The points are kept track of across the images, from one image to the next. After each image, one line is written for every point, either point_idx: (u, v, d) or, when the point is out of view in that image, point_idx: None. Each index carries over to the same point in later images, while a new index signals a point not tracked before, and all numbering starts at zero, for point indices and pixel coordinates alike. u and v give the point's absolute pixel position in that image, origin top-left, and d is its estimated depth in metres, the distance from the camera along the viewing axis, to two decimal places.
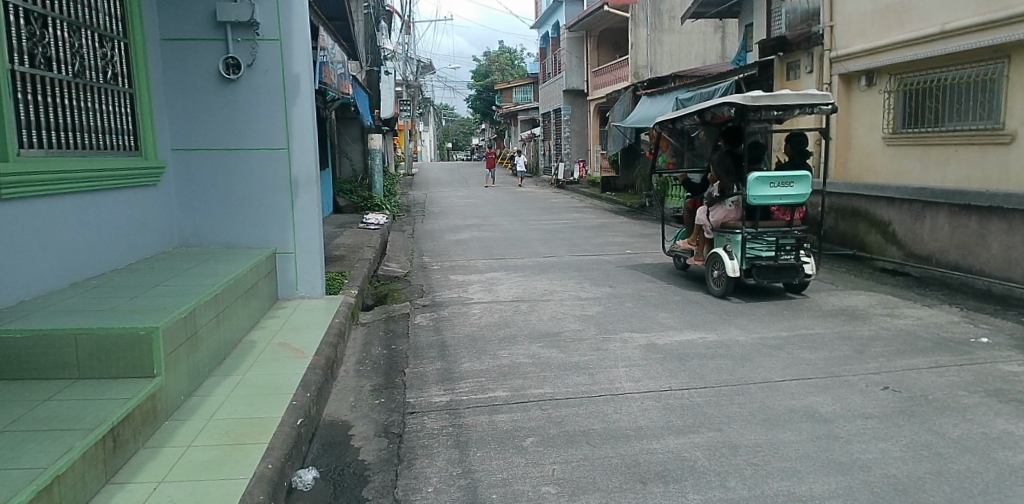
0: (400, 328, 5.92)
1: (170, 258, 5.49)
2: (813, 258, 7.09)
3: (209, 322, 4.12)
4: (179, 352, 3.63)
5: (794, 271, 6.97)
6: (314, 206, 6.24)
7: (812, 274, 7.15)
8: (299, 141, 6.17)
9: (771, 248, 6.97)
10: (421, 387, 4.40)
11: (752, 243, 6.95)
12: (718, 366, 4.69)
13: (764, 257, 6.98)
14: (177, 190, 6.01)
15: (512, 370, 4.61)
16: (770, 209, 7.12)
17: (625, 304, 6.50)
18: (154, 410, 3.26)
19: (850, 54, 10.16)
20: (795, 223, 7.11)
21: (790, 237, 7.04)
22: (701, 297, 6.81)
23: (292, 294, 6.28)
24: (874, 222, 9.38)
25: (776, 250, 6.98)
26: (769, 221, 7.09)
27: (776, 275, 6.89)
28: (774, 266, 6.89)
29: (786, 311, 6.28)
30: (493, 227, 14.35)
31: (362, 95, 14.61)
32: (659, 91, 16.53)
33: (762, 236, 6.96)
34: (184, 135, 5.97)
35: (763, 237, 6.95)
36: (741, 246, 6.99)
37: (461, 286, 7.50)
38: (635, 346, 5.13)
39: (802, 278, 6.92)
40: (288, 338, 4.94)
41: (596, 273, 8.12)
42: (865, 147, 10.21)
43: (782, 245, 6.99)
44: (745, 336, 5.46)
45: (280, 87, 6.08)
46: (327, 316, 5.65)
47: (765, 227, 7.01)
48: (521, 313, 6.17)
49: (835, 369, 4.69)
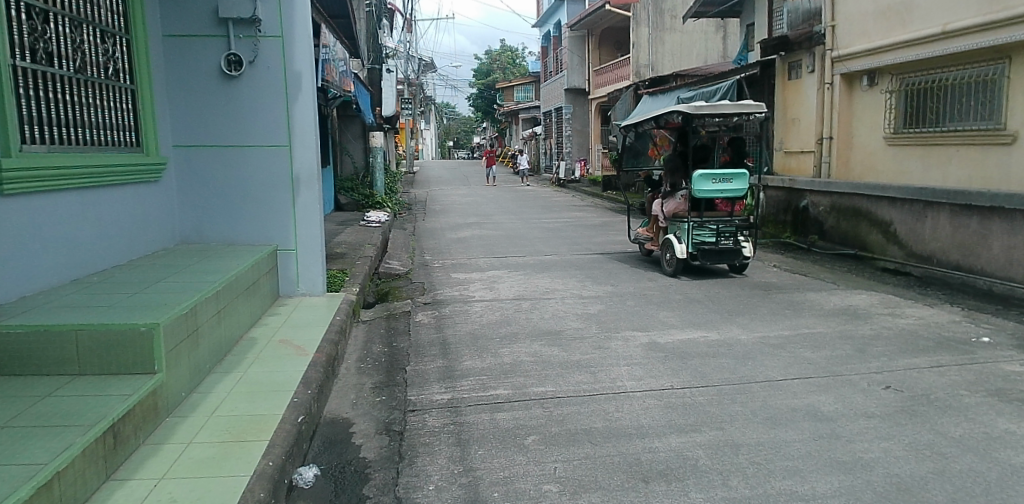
0: (401, 326, 5.91)
1: (172, 254, 5.48)
2: (752, 242, 8.16)
3: (210, 318, 4.12)
4: (180, 349, 3.62)
5: (734, 254, 8.09)
6: (316, 204, 6.23)
7: (751, 256, 8.24)
8: (300, 138, 6.15)
9: (714, 234, 8.10)
10: (422, 385, 4.39)
11: (697, 229, 8.10)
12: (720, 365, 4.68)
13: (707, 243, 8.10)
14: (178, 186, 6.01)
15: (513, 368, 4.60)
16: (714, 201, 8.30)
17: (626, 303, 6.47)
18: (155, 406, 3.26)
19: (852, 53, 10.14)
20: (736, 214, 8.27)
21: (730, 225, 8.16)
22: (703, 296, 6.79)
23: (293, 291, 6.27)
24: (875, 221, 9.38)
25: (717, 236, 8.10)
26: (714, 212, 8.29)
27: (717, 258, 8.00)
28: (715, 250, 8.02)
29: (787, 310, 6.28)
30: (494, 225, 14.33)
31: (363, 93, 14.41)
32: (660, 91, 16.51)
33: (706, 223, 8.10)
34: (186, 131, 5.96)
35: (706, 224, 8.09)
36: (687, 232, 8.16)
37: (462, 284, 7.50)
38: (637, 345, 5.12)
39: (741, 259, 7.99)
40: (289, 335, 4.93)
41: (597, 272, 8.11)
42: (867, 147, 10.19)
43: (723, 232, 8.13)
44: (747, 335, 5.44)
45: (282, 84, 6.07)
46: (328, 313, 5.65)
47: (709, 216, 8.19)
48: (522, 311, 6.16)
49: (837, 369, 4.68)
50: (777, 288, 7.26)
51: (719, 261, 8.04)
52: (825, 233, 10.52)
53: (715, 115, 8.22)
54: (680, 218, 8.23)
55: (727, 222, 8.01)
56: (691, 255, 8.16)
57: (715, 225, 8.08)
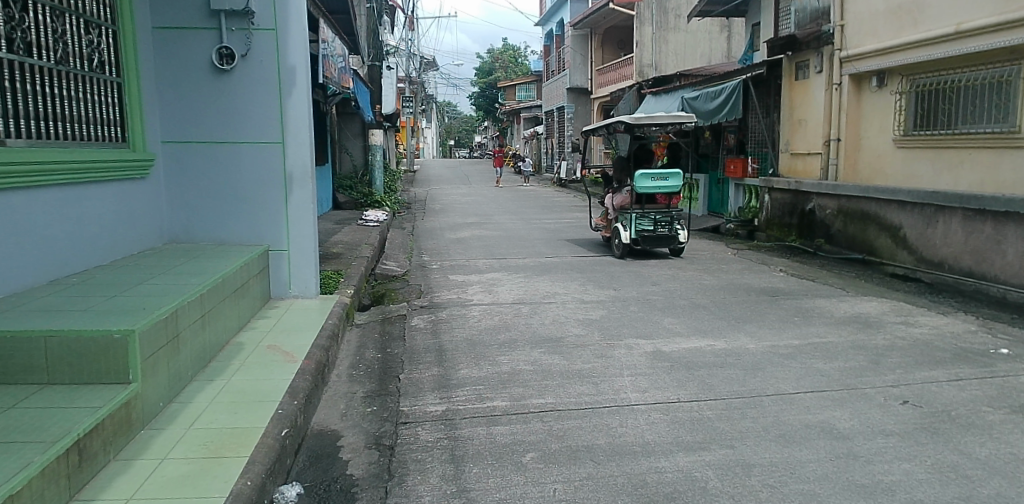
0: (396, 330, 5.69)
1: (159, 254, 5.27)
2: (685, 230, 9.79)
3: (194, 322, 3.92)
4: (159, 356, 3.41)
5: (671, 239, 9.74)
6: (310, 203, 6.02)
7: (685, 241, 9.86)
8: (295, 135, 5.94)
9: (654, 223, 9.76)
10: (416, 395, 4.18)
11: (640, 219, 9.72)
12: (729, 376, 4.48)
13: (648, 230, 9.76)
14: (167, 183, 5.80)
15: (512, 377, 4.39)
16: (655, 196, 9.89)
17: (629, 308, 6.26)
18: (129, 419, 3.05)
19: (861, 53, 9.93)
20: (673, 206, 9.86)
21: (667, 215, 9.79)
22: (708, 301, 6.58)
23: (285, 293, 6.06)
24: (884, 226, 9.16)
25: (656, 225, 9.75)
26: (654, 204, 9.88)
27: (656, 243, 9.65)
28: (654, 236, 9.69)
29: (797, 318, 6.07)
30: (493, 225, 14.14)
31: (363, 90, 14.21)
32: (664, 90, 16.31)
33: (647, 215, 9.71)
34: (175, 126, 5.75)
35: (647, 215, 9.70)
36: (632, 221, 9.76)
37: (460, 287, 7.30)
38: (642, 354, 4.90)
39: (675, 245, 9.66)
40: (279, 341, 4.72)
41: (599, 275, 7.91)
42: (875, 149, 9.97)
43: (661, 221, 9.80)
44: (755, 344, 5.23)
45: (275, 79, 5.86)
46: (321, 317, 5.43)
47: (650, 208, 9.80)
48: (522, 316, 5.95)
49: (851, 381, 4.47)
50: (785, 294, 7.04)
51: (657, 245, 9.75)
52: (832, 237, 10.30)
53: (654, 125, 9.73)
54: (626, 210, 9.81)
55: (665, 214, 9.62)
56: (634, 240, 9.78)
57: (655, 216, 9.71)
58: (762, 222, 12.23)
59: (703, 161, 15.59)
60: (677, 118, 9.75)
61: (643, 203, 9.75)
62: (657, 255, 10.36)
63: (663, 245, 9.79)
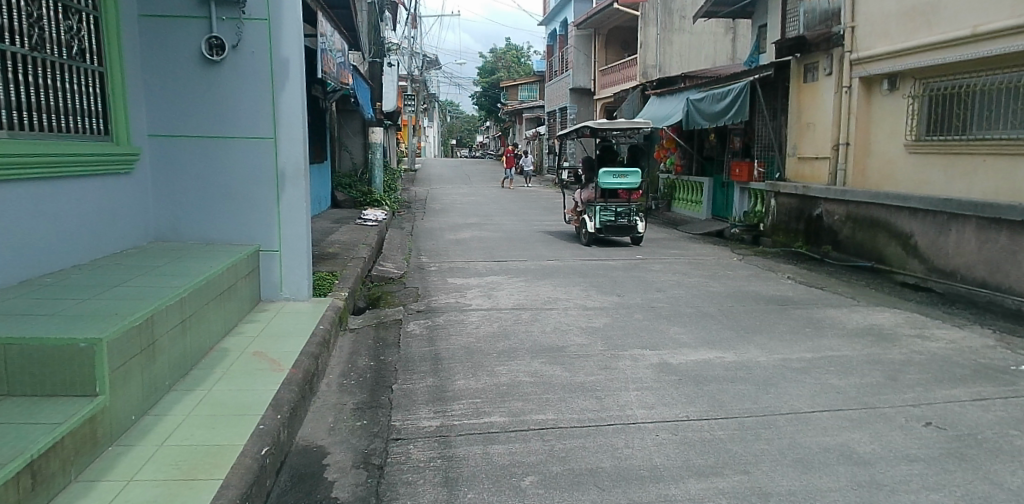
0: (391, 337, 5.45)
1: (143, 254, 5.03)
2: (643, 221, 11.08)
3: (172, 328, 3.68)
4: (131, 365, 3.17)
5: (631, 229, 10.99)
6: (303, 201, 5.77)
7: (644, 231, 11.16)
8: (287, 130, 5.69)
9: (616, 214, 11.09)
10: (409, 408, 3.93)
11: (603, 212, 11.01)
12: (740, 391, 4.24)
13: (610, 221, 11.01)
14: (154, 179, 5.57)
15: (511, 390, 4.15)
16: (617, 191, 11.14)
17: (633, 316, 6.02)
18: (94, 435, 2.81)
19: (872, 56, 9.69)
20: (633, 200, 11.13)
21: (628, 208, 11.08)
22: (715, 309, 6.34)
23: (275, 295, 5.82)
24: (894, 233, 8.91)
25: (618, 216, 11.01)
26: (617, 198, 11.14)
27: (617, 232, 10.90)
28: (616, 226, 10.99)
29: (808, 329, 5.83)
30: (493, 226, 13.93)
31: (363, 88, 13.95)
32: (668, 91, 16.10)
33: (609, 207, 11.06)
34: (163, 120, 5.52)
35: (610, 208, 11.02)
36: (597, 213, 11.02)
37: (459, 291, 7.06)
38: (648, 367, 4.65)
39: (635, 233, 10.92)
40: (266, 347, 4.47)
41: (602, 280, 7.68)
42: (885, 154, 9.74)
43: (622, 213, 11.17)
44: (766, 357, 4.99)
45: (268, 72, 5.62)
46: (311, 322, 5.18)
47: (613, 201, 11.08)
48: (522, 323, 5.71)
49: (869, 400, 4.23)
50: (795, 303, 6.80)
51: (618, 234, 11.09)
52: (839, 243, 10.07)
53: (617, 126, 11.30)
54: (592, 203, 11.03)
55: (625, 207, 10.94)
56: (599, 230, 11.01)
57: (617, 208, 11.01)
58: (767, 228, 11.99)
59: (707, 164, 15.32)
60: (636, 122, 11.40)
61: (606, 196, 11.15)
62: (620, 245, 11.60)
63: (624, 234, 11.04)
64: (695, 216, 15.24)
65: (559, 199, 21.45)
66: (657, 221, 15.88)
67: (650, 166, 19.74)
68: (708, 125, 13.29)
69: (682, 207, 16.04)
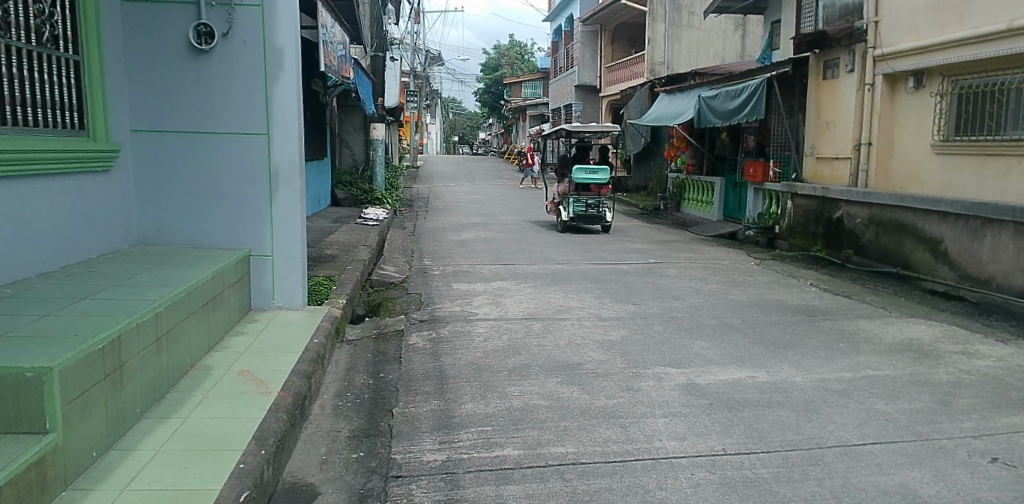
0: (391, 350, 5.02)
1: (122, 259, 4.61)
2: (610, 212, 12.91)
3: (146, 349, 3.26)
4: (93, 394, 2.74)
5: (599, 218, 12.82)
6: (297, 203, 5.34)
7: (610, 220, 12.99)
8: (282, 125, 5.26)
9: (587, 206, 12.94)
10: (411, 437, 3.51)
11: (576, 203, 12.83)
12: (780, 420, 3.82)
13: (582, 211, 12.82)
14: (137, 179, 5.15)
15: (524, 416, 3.72)
16: (589, 186, 12.95)
17: (653, 328, 5.59)
18: (43, 482, 2.37)
19: (897, 52, 9.24)
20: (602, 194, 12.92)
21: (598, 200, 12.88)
22: (739, 321, 5.92)
23: (267, 304, 5.39)
24: (922, 238, 8.47)
25: (588, 207, 12.83)
26: (588, 192, 12.95)
27: (588, 220, 12.72)
28: (586, 215, 12.78)
29: (842, 344, 5.40)
30: (498, 226, 13.54)
31: (364, 82, 13.45)
32: (678, 88, 15.68)
33: (581, 200, 12.93)
34: (147, 114, 5.09)
35: (582, 200, 12.87)
36: (570, 204, 12.88)
37: (465, 298, 6.64)
38: (674, 388, 4.22)
39: (602, 222, 12.75)
40: (253, 365, 4.05)
41: (617, 287, 7.26)
42: (909, 155, 9.31)
43: (592, 205, 13.03)
44: (803, 377, 4.58)
45: (260, 63, 5.19)
46: (305, 335, 4.75)
47: (584, 194, 12.88)
48: (533, 335, 5.29)
49: (924, 430, 3.79)
50: (823, 313, 6.37)
51: (589, 222, 12.93)
52: (861, 247, 9.62)
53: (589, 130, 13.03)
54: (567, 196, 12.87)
55: (595, 199, 12.80)
56: (572, 219, 12.83)
57: (588, 200, 12.81)
58: (783, 230, 11.57)
59: (718, 164, 14.88)
60: (607, 127, 13.15)
61: (579, 190, 13.05)
62: (591, 232, 13.41)
63: (594, 222, 12.86)
64: (705, 217, 14.83)
65: None
66: (666, 222, 15.52)
67: (658, 165, 19.46)
68: (720, 123, 12.84)
69: (689, 208, 15.86)
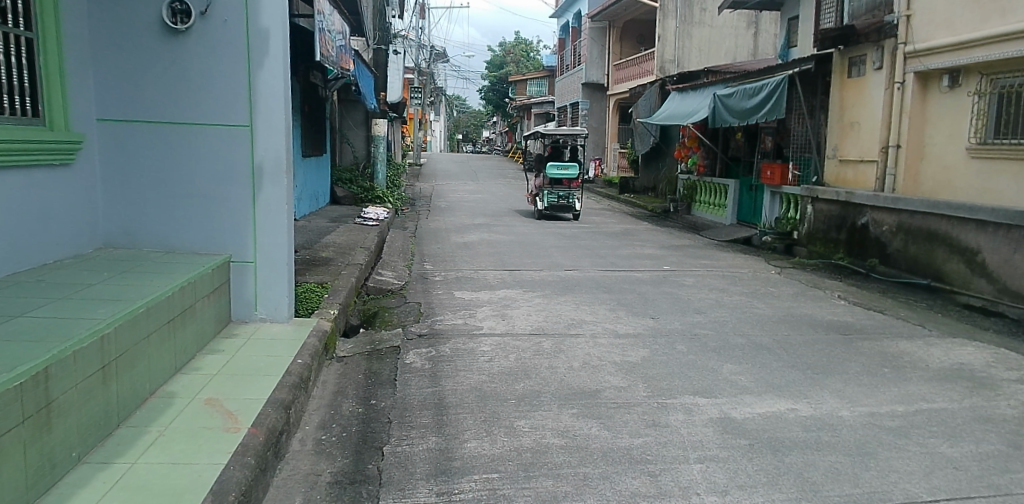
0: (385, 371, 4.47)
1: (83, 265, 4.09)
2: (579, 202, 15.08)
3: (87, 378, 2.73)
4: (8, 443, 2.19)
5: (569, 208, 14.99)
6: (284, 204, 4.80)
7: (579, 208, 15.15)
8: (267, 116, 4.72)
9: (559, 197, 15.04)
10: (402, 486, 2.95)
11: (550, 195, 14.94)
12: (833, 468, 3.27)
13: (554, 201, 14.91)
14: (103, 174, 4.63)
15: (537, 461, 3.18)
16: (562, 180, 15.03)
17: (675, 348, 5.04)
18: None
19: (932, 48, 8.67)
20: (574, 187, 14.98)
21: (569, 192, 15.00)
22: (770, 341, 5.38)
23: (249, 316, 4.86)
24: (956, 248, 7.90)
25: (560, 198, 14.92)
26: (560, 185, 15.04)
27: (560, 210, 14.88)
28: (559, 205, 14.91)
29: (886, 369, 4.85)
30: (503, 228, 13.00)
31: (366, 75, 12.92)
32: (691, 86, 15.09)
33: (554, 191, 15.00)
34: (115, 103, 4.57)
35: (555, 192, 14.97)
36: (545, 195, 14.99)
37: (469, 308, 6.10)
38: (706, 424, 3.69)
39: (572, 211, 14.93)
40: (224, 392, 3.51)
41: (631, 298, 6.73)
42: (943, 159, 8.75)
43: (564, 196, 15.16)
44: (850, 411, 4.05)
45: (244, 48, 4.65)
46: (287, 355, 4.21)
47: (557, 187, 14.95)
48: (544, 355, 4.75)
49: (1002, 482, 3.22)
50: (859, 332, 5.83)
51: (560, 211, 15.05)
52: (887, 257, 9.06)
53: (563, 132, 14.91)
54: (542, 188, 14.96)
55: (566, 192, 14.91)
56: (546, 208, 14.96)
57: (560, 193, 14.90)
58: (802, 236, 11.01)
59: (733, 165, 14.35)
60: (577, 129, 15.11)
61: (553, 183, 15.13)
62: (564, 220, 15.60)
63: (565, 211, 15.03)
64: (717, 221, 14.32)
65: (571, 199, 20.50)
66: (676, 224, 15.03)
67: (667, 166, 18.91)
68: (736, 122, 12.24)
69: (699, 211, 15.39)
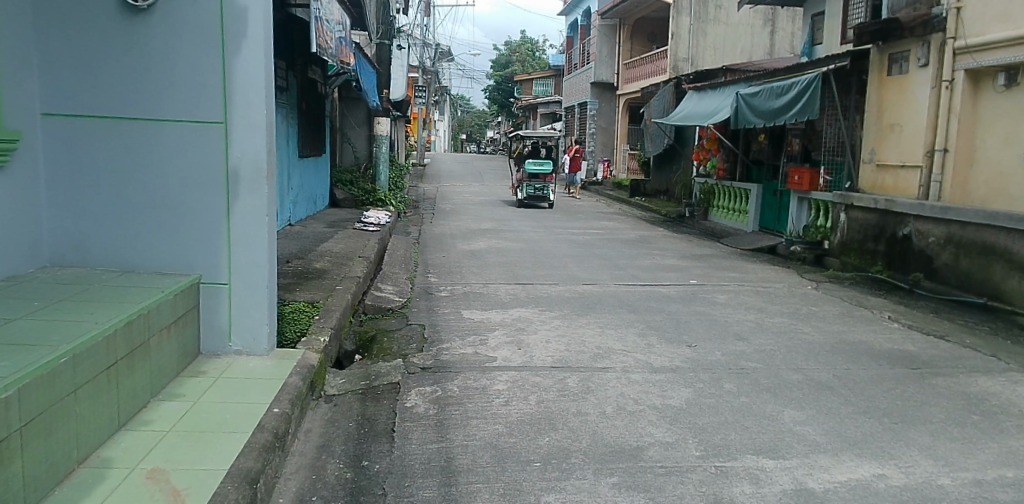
0: (382, 418, 3.72)
1: (15, 290, 3.37)
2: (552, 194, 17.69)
3: None
4: None
5: (543, 198, 17.55)
6: (264, 216, 4.06)
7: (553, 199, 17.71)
8: (245, 111, 3.99)
9: (536, 189, 17.49)
10: None
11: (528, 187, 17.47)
12: None
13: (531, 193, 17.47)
14: (49, 179, 3.92)
15: None
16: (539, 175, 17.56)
17: (722, 388, 4.28)
18: None
19: (986, 43, 7.88)
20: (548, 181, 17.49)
21: (545, 185, 17.53)
22: (829, 377, 4.63)
23: (222, 348, 4.14)
24: (1016, 263, 7.13)
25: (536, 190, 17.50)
26: (537, 179, 17.56)
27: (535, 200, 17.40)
28: (535, 196, 17.39)
29: (974, 416, 4.09)
30: (513, 234, 12.25)
31: (367, 72, 12.23)
32: (709, 84, 14.30)
33: (532, 184, 17.48)
34: (63, 95, 3.86)
35: (532, 184, 17.49)
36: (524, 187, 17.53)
37: (480, 332, 5.37)
38: (781, 500, 2.92)
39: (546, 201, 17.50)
40: (175, 459, 2.77)
41: (658, 318, 6.02)
42: (996, 164, 7.99)
43: (540, 188, 17.69)
44: (951, 479, 3.27)
45: (217, 30, 3.92)
46: (262, 399, 3.48)
47: (534, 181, 17.48)
48: (570, 397, 4.00)
49: None
50: (927, 366, 5.07)
51: (537, 201, 17.56)
52: (933, 271, 8.30)
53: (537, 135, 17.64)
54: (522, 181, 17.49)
55: (542, 184, 17.41)
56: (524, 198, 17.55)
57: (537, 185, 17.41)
58: (835, 246, 10.26)
59: (754, 169, 13.58)
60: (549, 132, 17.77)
61: (531, 177, 17.59)
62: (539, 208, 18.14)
63: (539, 201, 17.58)
64: (739, 227, 13.55)
65: (581, 203, 19.75)
66: (693, 230, 14.33)
67: (682, 168, 18.14)
68: (762, 124, 11.44)
69: (718, 216, 14.64)
